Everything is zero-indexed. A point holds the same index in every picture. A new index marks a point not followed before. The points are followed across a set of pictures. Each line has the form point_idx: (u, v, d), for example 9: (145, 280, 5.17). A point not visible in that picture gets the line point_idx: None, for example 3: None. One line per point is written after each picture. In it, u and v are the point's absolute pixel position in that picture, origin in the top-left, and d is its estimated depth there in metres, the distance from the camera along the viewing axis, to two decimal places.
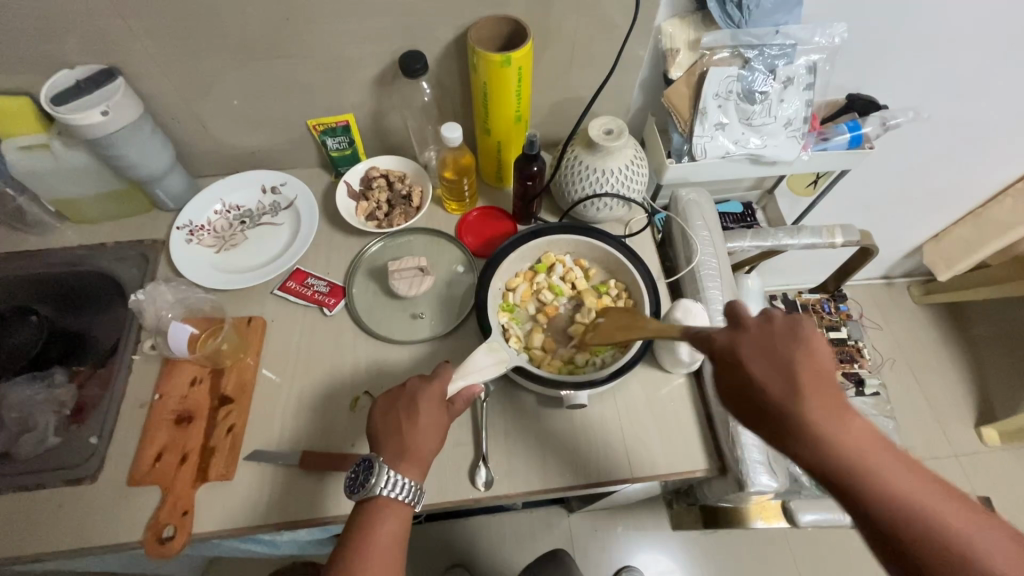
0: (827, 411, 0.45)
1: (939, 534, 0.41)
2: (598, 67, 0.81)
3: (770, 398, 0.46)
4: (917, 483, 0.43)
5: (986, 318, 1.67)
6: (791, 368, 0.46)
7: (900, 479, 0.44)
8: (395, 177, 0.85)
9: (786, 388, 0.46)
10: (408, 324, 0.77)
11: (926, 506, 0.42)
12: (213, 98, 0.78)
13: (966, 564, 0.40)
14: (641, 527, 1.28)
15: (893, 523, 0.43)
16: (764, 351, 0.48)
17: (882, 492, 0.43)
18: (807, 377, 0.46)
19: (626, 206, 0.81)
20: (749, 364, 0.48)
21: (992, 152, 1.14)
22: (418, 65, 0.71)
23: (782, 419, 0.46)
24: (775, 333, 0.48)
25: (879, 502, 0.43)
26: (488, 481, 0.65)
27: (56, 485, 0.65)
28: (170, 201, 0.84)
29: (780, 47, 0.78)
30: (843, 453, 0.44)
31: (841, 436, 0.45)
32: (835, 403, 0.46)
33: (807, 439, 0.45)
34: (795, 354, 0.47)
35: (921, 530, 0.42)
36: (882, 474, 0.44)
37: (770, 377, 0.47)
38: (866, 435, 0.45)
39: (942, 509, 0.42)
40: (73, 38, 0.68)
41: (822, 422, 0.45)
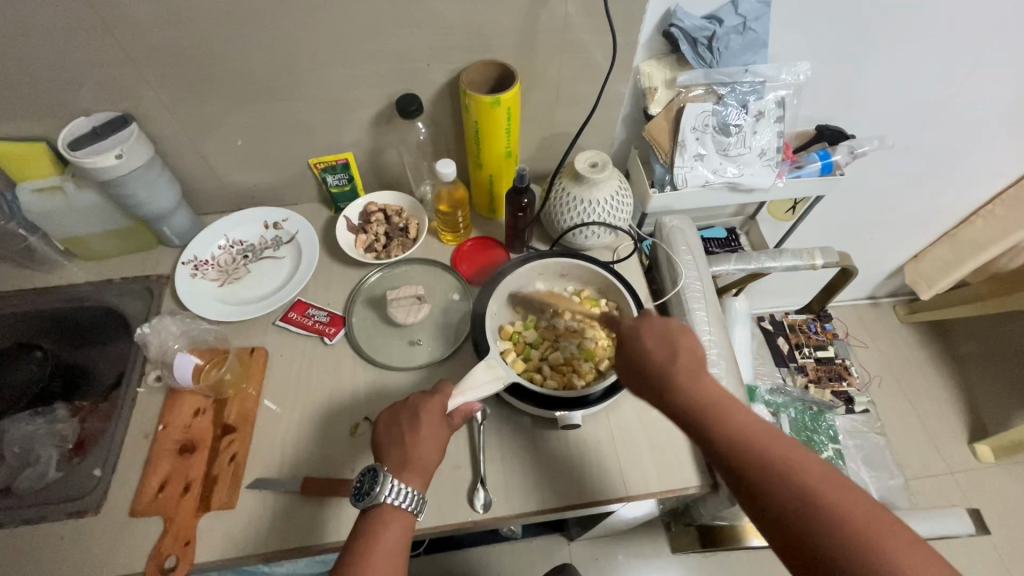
0: (687, 375, 0.55)
1: (773, 471, 0.48)
2: (582, 105, 0.86)
3: (654, 365, 0.57)
4: (767, 435, 0.51)
5: (973, 334, 1.71)
6: (671, 342, 0.58)
7: (747, 426, 0.52)
8: (393, 211, 0.89)
9: (668, 356, 0.57)
10: (407, 350, 0.79)
11: (773, 450, 0.50)
12: (219, 140, 0.83)
13: (802, 504, 0.46)
14: (642, 553, 1.27)
15: (741, 465, 0.50)
16: (659, 334, 0.59)
17: (731, 438, 0.51)
18: (682, 352, 0.57)
19: (612, 233, 0.85)
20: (643, 341, 0.59)
21: (961, 176, 1.20)
22: (414, 107, 0.76)
23: (662, 380, 0.56)
24: (670, 324, 0.60)
25: (732, 448, 0.51)
26: (486, 503, 0.66)
27: (58, 518, 0.66)
28: (176, 237, 0.87)
29: (750, 84, 0.84)
30: (711, 412, 0.53)
31: (700, 393, 0.54)
32: (697, 370, 0.56)
33: (673, 392, 0.55)
34: (677, 334, 0.58)
35: (763, 470, 0.49)
36: (729, 423, 0.52)
37: (656, 349, 0.58)
38: (723, 396, 0.54)
39: (793, 460, 0.49)
40: (90, 88, 0.72)
41: (692, 386, 0.55)
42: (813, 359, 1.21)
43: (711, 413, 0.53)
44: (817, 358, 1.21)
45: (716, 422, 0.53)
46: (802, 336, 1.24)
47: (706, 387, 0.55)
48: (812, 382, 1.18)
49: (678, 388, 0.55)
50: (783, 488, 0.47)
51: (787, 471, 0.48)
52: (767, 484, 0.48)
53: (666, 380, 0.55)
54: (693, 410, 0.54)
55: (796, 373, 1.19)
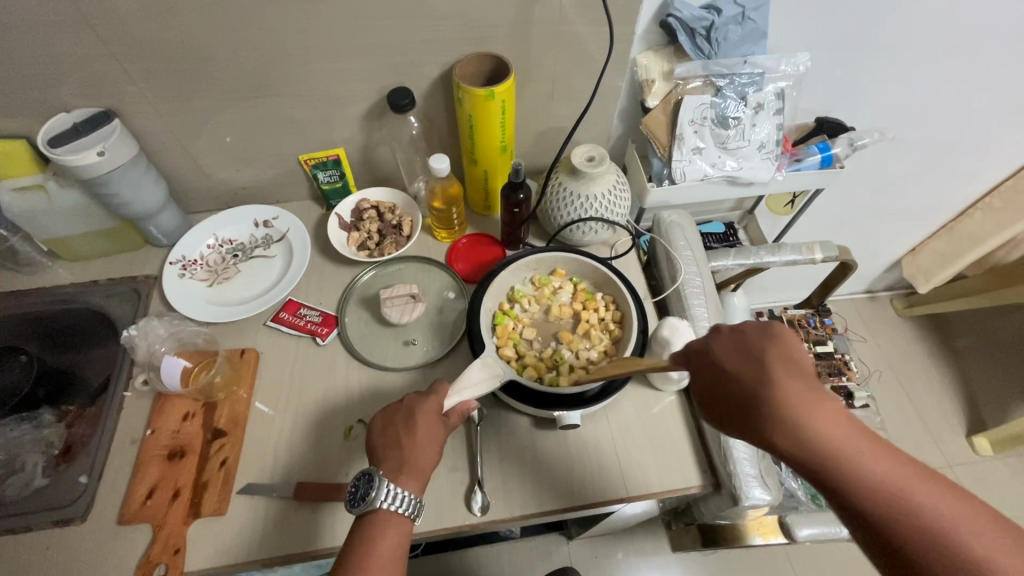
0: (807, 411, 0.45)
1: (927, 525, 0.42)
2: (577, 99, 0.84)
3: (756, 400, 0.46)
4: (902, 474, 0.44)
5: (971, 327, 1.71)
6: (769, 364, 0.47)
7: (879, 467, 0.44)
8: (386, 209, 0.88)
9: (770, 386, 0.46)
10: (401, 350, 0.78)
11: (913, 496, 0.43)
12: (206, 136, 0.81)
13: (946, 546, 0.42)
14: (642, 551, 1.26)
15: (884, 519, 0.43)
16: (742, 352, 0.48)
17: (866, 488, 0.44)
18: (786, 375, 0.46)
19: (610, 229, 0.83)
20: (732, 367, 0.48)
21: (959, 168, 1.19)
22: (405, 101, 0.74)
23: (763, 414, 0.45)
24: (750, 329, 0.49)
25: (869, 498, 0.44)
26: (484, 506, 0.65)
27: (44, 527, 0.64)
28: (163, 237, 0.85)
29: (749, 75, 0.82)
30: (826, 449, 0.44)
31: (829, 433, 0.44)
32: (818, 395, 0.45)
33: (791, 435, 0.45)
34: (770, 352, 0.47)
35: (914, 524, 0.42)
36: (864, 467, 0.44)
37: (751, 373, 0.47)
38: (847, 429, 0.45)
39: (942, 507, 0.43)
40: (70, 83, 0.70)
41: (809, 418, 0.45)
42: (813, 354, 1.20)
43: (840, 459, 0.44)
44: (817, 353, 1.20)
45: (839, 469, 0.44)
46: (801, 331, 1.22)
47: (830, 421, 0.45)
48: None
49: (798, 428, 0.45)
50: (942, 544, 0.42)
51: (941, 524, 0.42)
52: (914, 541, 0.42)
53: (774, 418, 0.45)
54: (821, 456, 0.44)
55: None
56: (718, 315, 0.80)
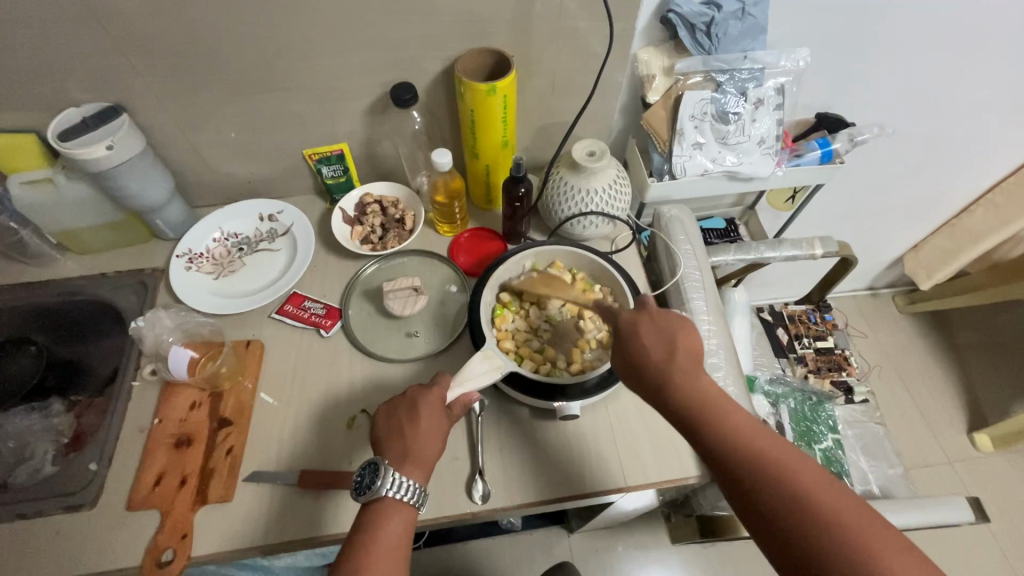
0: (687, 377, 0.55)
1: (779, 481, 0.49)
2: (578, 94, 0.85)
3: (650, 366, 0.55)
4: (765, 439, 0.52)
5: (973, 324, 1.70)
6: (671, 341, 0.56)
7: (747, 431, 0.53)
8: (389, 203, 0.88)
9: (667, 357, 0.55)
10: (403, 342, 0.79)
11: (770, 456, 0.51)
12: (212, 131, 0.82)
13: (791, 501, 0.48)
14: (642, 544, 1.28)
15: (747, 474, 0.50)
16: (653, 330, 0.57)
17: (728, 444, 0.52)
18: (681, 351, 0.55)
19: (611, 223, 0.84)
20: (642, 338, 0.57)
21: (960, 165, 1.19)
22: (408, 95, 0.74)
23: (659, 378, 0.55)
24: (666, 315, 0.58)
25: (737, 456, 0.51)
26: (485, 494, 0.66)
27: (54, 512, 0.65)
28: (170, 230, 0.86)
29: (749, 71, 0.83)
30: (703, 410, 0.53)
31: (705, 395, 0.54)
32: (700, 370, 0.55)
33: (675, 394, 0.54)
34: (677, 332, 0.56)
35: (768, 479, 0.49)
36: (731, 427, 0.53)
37: (655, 347, 0.56)
38: (723, 398, 0.54)
39: (794, 468, 0.50)
40: (79, 78, 0.71)
41: (690, 384, 0.54)
42: (813, 350, 1.20)
43: (710, 417, 0.53)
44: (817, 348, 1.21)
45: (714, 428, 0.53)
46: (801, 326, 1.23)
47: (705, 389, 0.54)
48: (812, 372, 1.18)
49: (683, 390, 0.54)
50: (783, 495, 0.48)
51: (792, 480, 0.49)
52: (767, 493, 0.49)
53: (666, 380, 0.54)
54: (697, 415, 0.53)
55: (795, 363, 1.19)
56: (717, 309, 0.81)
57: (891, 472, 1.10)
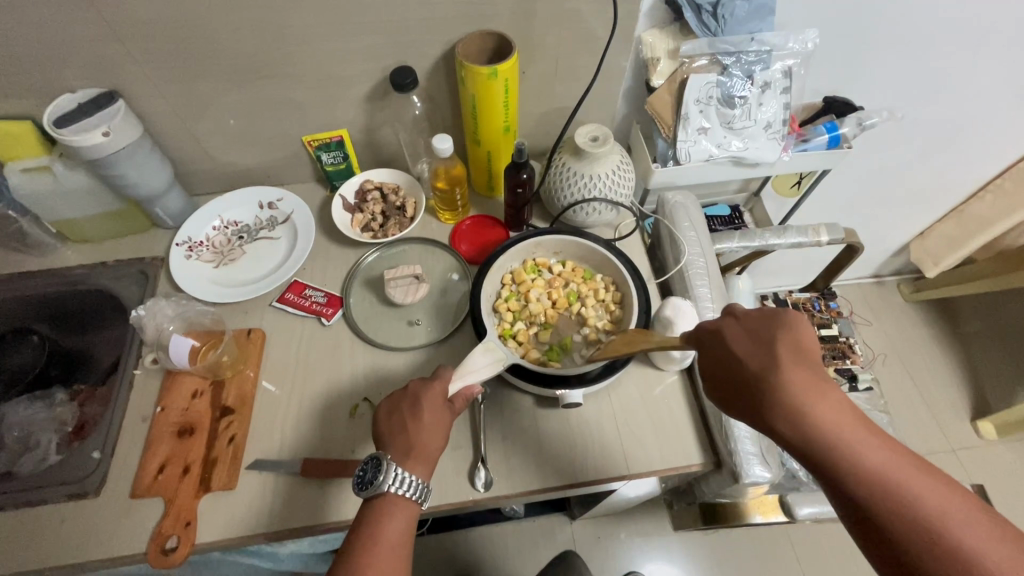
0: (802, 391, 0.48)
1: (929, 519, 0.43)
2: (582, 78, 0.83)
3: (751, 375, 0.50)
4: (902, 467, 0.46)
5: (978, 312, 1.69)
6: (773, 348, 0.51)
7: (879, 455, 0.46)
8: (389, 190, 0.87)
9: (768, 365, 0.50)
10: (405, 331, 0.78)
11: (915, 487, 0.44)
12: (210, 118, 0.81)
13: (936, 536, 0.42)
14: (644, 531, 1.28)
15: (876, 504, 0.45)
16: (748, 336, 0.53)
17: (858, 468, 0.46)
18: (787, 359, 0.50)
19: (614, 210, 0.83)
20: (733, 343, 0.53)
21: (969, 150, 1.18)
22: (408, 80, 0.73)
23: (762, 393, 0.49)
24: (764, 317, 0.53)
25: (861, 479, 0.45)
26: (487, 482, 0.66)
27: (59, 501, 0.65)
28: (169, 219, 0.86)
29: (756, 53, 0.81)
30: (821, 430, 0.47)
31: (824, 413, 0.48)
32: (816, 380, 0.49)
33: (787, 411, 0.48)
34: (778, 335, 0.51)
35: (917, 516, 0.43)
36: (859, 449, 0.46)
37: (749, 354, 0.51)
38: (846, 415, 0.48)
39: (948, 504, 0.43)
40: (74, 63, 0.70)
41: (800, 398, 0.48)
42: (818, 338, 1.20)
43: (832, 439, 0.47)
44: (821, 337, 1.20)
45: (835, 452, 0.46)
46: (806, 314, 1.23)
47: (825, 405, 0.48)
48: None
49: (794, 409, 0.48)
50: (924, 530, 0.43)
51: (940, 515, 0.43)
52: (910, 532, 0.43)
53: (773, 393, 0.49)
54: (813, 435, 0.47)
55: None
56: (722, 297, 0.81)
57: None
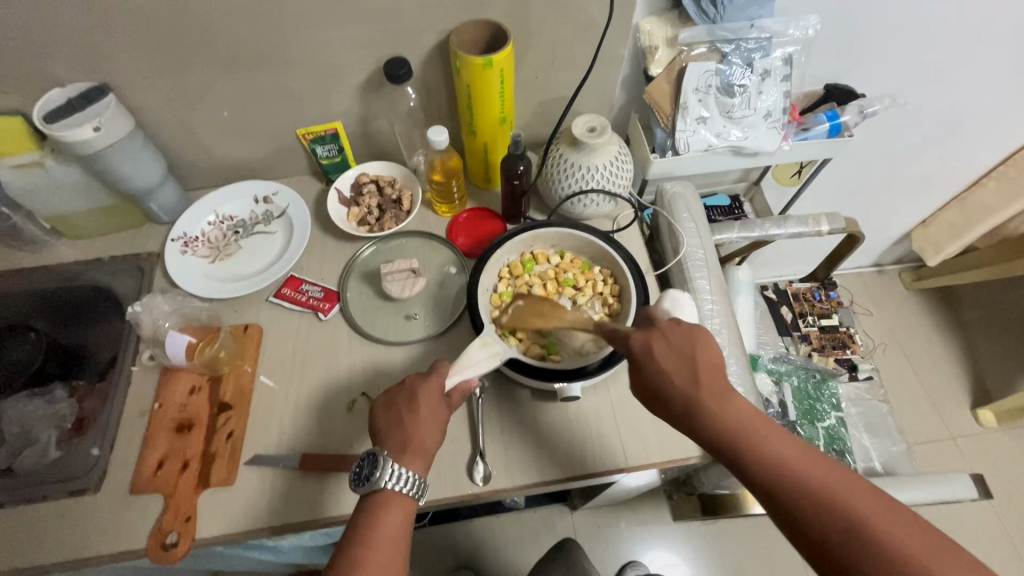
0: (713, 398, 0.53)
1: (829, 504, 0.47)
2: (579, 67, 0.82)
3: (675, 389, 0.54)
4: (804, 458, 0.51)
5: (980, 300, 1.69)
6: (690, 360, 0.54)
7: (783, 450, 0.51)
8: (385, 183, 0.87)
9: (688, 377, 0.54)
10: (402, 325, 0.78)
11: (813, 476, 0.49)
12: (204, 110, 0.80)
13: (838, 521, 0.47)
14: (644, 521, 1.29)
15: (782, 494, 0.49)
16: (673, 351, 0.55)
17: (766, 465, 0.51)
18: (703, 369, 0.54)
19: (612, 201, 0.82)
20: (662, 360, 0.55)
21: (971, 138, 1.16)
22: (402, 70, 0.72)
23: (683, 404, 0.53)
24: (678, 329, 0.56)
25: (770, 473, 0.50)
26: (486, 475, 0.66)
27: (59, 497, 0.66)
28: (164, 213, 0.85)
29: (756, 41, 0.79)
30: (728, 432, 0.53)
31: (732, 417, 0.53)
32: (724, 387, 0.54)
33: (703, 419, 0.53)
34: (693, 348, 0.55)
35: (819, 503, 0.48)
36: (766, 446, 0.52)
37: (676, 367, 0.54)
38: (750, 417, 0.53)
39: (843, 486, 0.48)
40: (64, 56, 0.69)
41: (710, 405, 0.53)
42: (817, 328, 1.19)
43: (742, 439, 0.52)
44: (821, 327, 1.19)
45: (744, 449, 0.52)
46: (806, 304, 1.21)
47: (733, 410, 0.53)
48: (815, 350, 1.17)
49: (708, 415, 0.53)
50: (826, 513, 0.47)
51: (838, 499, 0.48)
52: (816, 517, 0.47)
53: (694, 404, 0.53)
54: (723, 438, 0.52)
55: (799, 342, 1.17)
56: (720, 288, 0.80)
57: (894, 448, 1.10)
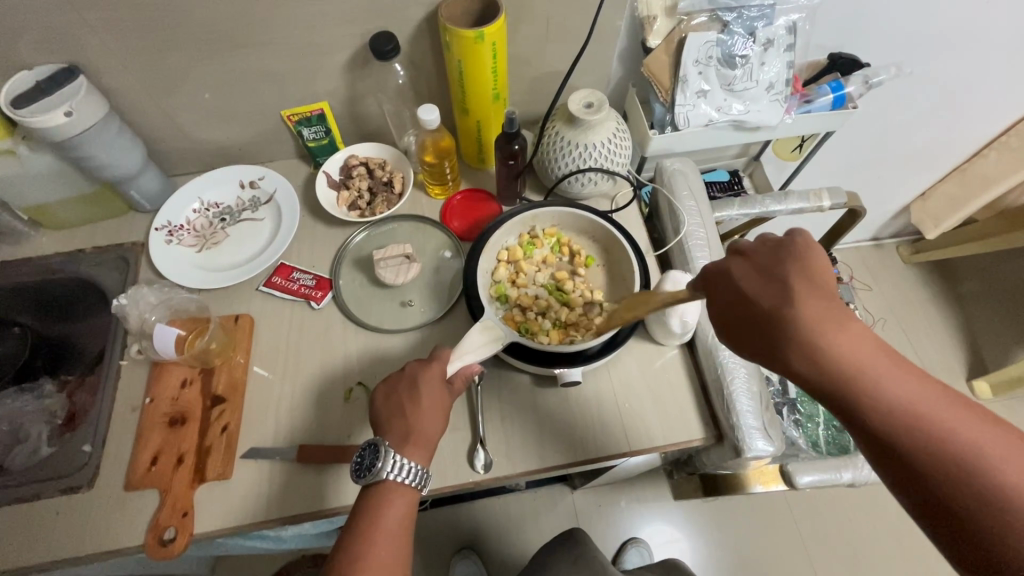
0: (826, 326, 0.45)
1: (959, 453, 0.42)
2: (574, 40, 0.79)
3: (771, 314, 0.46)
4: (931, 401, 0.44)
5: (977, 272, 1.68)
6: (796, 286, 0.46)
7: (900, 386, 0.45)
8: (375, 165, 0.84)
9: (792, 301, 0.46)
10: (398, 312, 0.76)
11: (940, 421, 0.43)
12: (183, 93, 0.76)
13: (961, 473, 0.42)
14: (645, 498, 1.30)
15: (896, 440, 0.44)
16: (769, 274, 0.48)
17: (880, 406, 0.44)
18: (809, 294, 0.46)
19: (610, 179, 0.80)
20: (746, 284, 0.48)
21: (975, 107, 1.13)
22: (389, 47, 0.69)
23: (784, 335, 0.46)
24: (782, 254, 0.48)
25: (880, 416, 0.44)
26: (487, 463, 0.65)
27: (52, 495, 0.64)
28: (147, 201, 0.82)
29: (758, 8, 0.76)
30: (842, 367, 0.45)
31: (850, 349, 0.45)
32: (837, 313, 0.46)
33: (810, 353, 0.45)
34: (790, 272, 0.47)
35: (950, 453, 0.42)
36: (886, 384, 0.44)
37: (773, 293, 0.47)
38: (867, 347, 0.45)
39: (975, 436, 0.42)
40: (29, 37, 0.65)
41: (825, 333, 0.45)
42: None
43: (860, 379, 0.45)
44: None
45: (855, 387, 0.44)
46: None
47: (848, 339, 0.45)
48: None
49: (814, 344, 0.45)
50: (953, 465, 0.42)
51: (967, 449, 0.42)
52: (936, 465, 0.42)
53: (793, 333, 0.45)
54: (836, 374, 0.45)
55: None
56: None
57: None
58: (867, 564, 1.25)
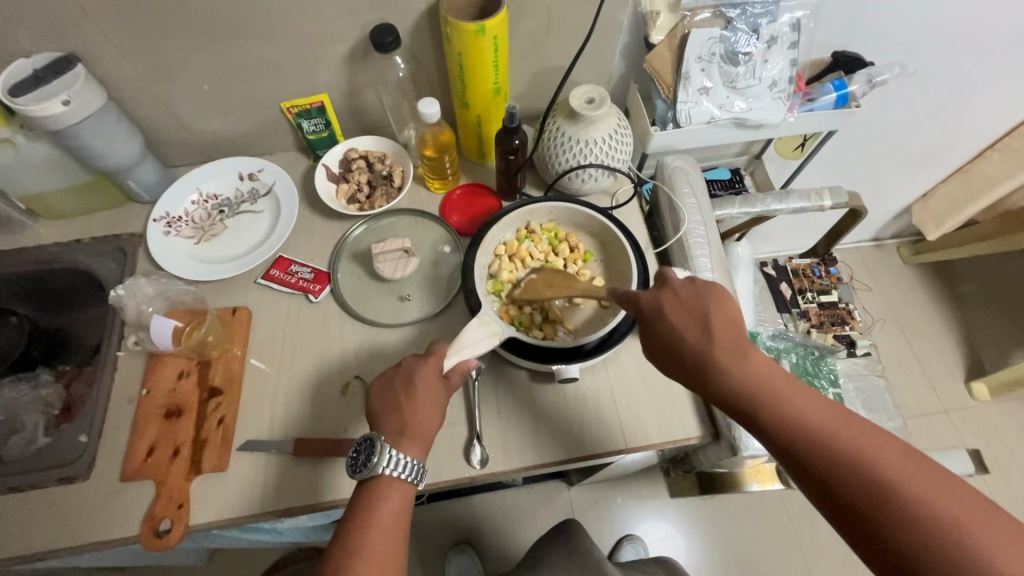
0: (731, 358, 0.51)
1: (858, 465, 0.46)
2: (576, 34, 0.78)
3: (685, 348, 0.52)
4: (832, 420, 0.48)
5: (977, 274, 1.68)
6: (704, 318, 0.52)
7: (805, 409, 0.49)
8: (375, 158, 0.84)
9: (701, 335, 0.52)
10: (396, 307, 0.76)
11: (841, 437, 0.47)
12: (182, 83, 0.76)
13: (860, 482, 0.45)
14: (641, 495, 1.30)
15: (801, 455, 0.48)
16: (683, 307, 0.54)
17: (787, 425, 0.49)
18: (716, 325, 0.52)
19: (611, 175, 0.79)
20: (671, 316, 0.53)
21: (978, 108, 1.13)
22: (390, 39, 0.68)
23: (697, 365, 0.52)
24: (690, 288, 0.54)
25: (788, 436, 0.49)
26: (483, 459, 0.65)
27: (47, 484, 0.64)
28: (145, 192, 0.82)
29: (762, 5, 0.77)
30: (745, 392, 0.51)
31: (752, 377, 0.51)
32: (741, 346, 0.52)
33: (725, 376, 0.51)
34: (706, 308, 0.53)
35: (849, 465, 0.46)
36: (787, 407, 0.50)
37: (687, 325, 0.53)
38: (770, 374, 0.51)
39: (869, 447, 0.46)
40: (27, 25, 0.64)
41: (730, 363, 0.51)
42: (817, 305, 1.18)
43: (764, 401, 0.50)
44: (820, 303, 1.18)
45: (759, 408, 0.50)
46: (805, 281, 1.20)
47: (753, 368, 0.51)
48: (814, 327, 1.16)
49: (723, 373, 0.51)
50: (852, 474, 0.46)
51: (864, 459, 0.46)
52: (835, 478, 0.46)
53: (704, 364, 0.52)
54: (742, 399, 0.51)
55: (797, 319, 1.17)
56: (721, 265, 0.78)
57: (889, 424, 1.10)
58: (861, 564, 1.26)
